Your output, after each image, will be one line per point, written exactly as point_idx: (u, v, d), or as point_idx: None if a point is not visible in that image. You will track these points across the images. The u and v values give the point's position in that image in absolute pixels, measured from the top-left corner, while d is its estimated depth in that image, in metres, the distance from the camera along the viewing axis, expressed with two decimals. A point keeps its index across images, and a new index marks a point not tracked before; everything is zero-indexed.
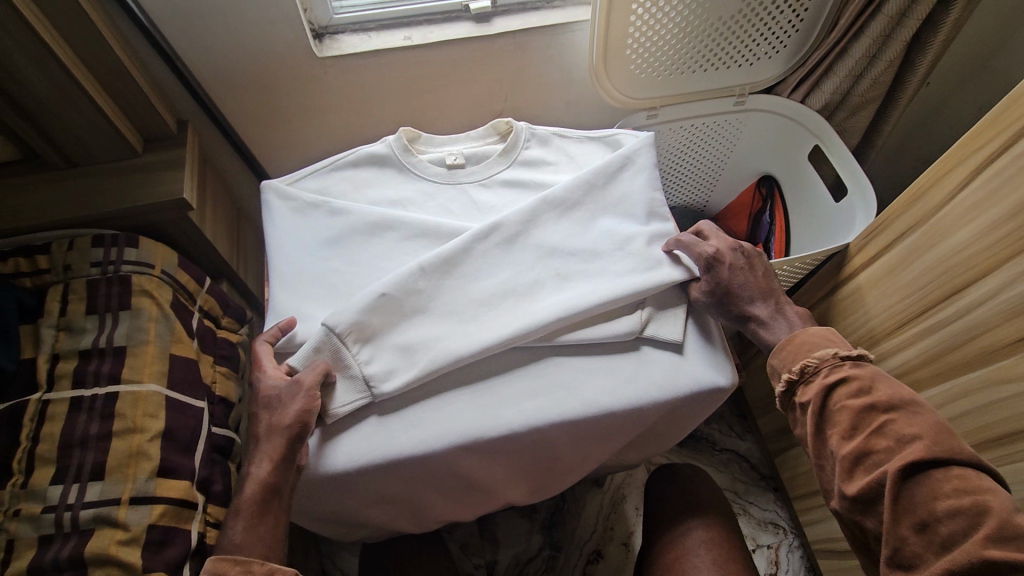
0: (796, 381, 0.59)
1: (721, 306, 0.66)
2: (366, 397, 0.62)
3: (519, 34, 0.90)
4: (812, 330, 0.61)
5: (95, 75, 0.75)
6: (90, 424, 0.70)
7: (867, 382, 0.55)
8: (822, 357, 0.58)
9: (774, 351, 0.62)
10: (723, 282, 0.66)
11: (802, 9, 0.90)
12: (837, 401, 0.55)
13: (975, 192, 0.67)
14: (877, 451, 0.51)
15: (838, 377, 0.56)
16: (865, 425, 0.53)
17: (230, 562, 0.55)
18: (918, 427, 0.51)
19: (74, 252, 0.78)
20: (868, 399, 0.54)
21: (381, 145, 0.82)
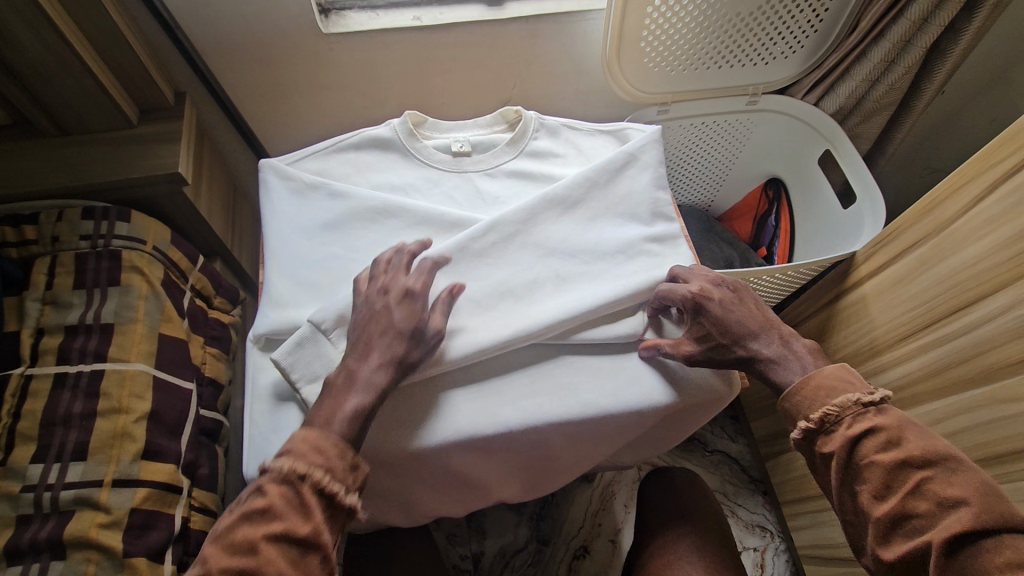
0: (816, 431, 0.55)
1: (713, 353, 0.60)
2: None
3: (533, 20, 0.87)
4: (828, 371, 0.57)
5: (91, 40, 0.72)
6: (74, 402, 0.68)
7: (894, 433, 0.51)
8: (842, 405, 0.54)
9: (786, 396, 0.57)
10: (719, 330, 0.60)
11: (823, 9, 0.88)
12: (865, 456, 0.52)
13: (992, 207, 0.66)
14: (918, 514, 0.48)
15: (864, 428, 0.52)
16: (900, 483, 0.50)
17: (323, 440, 0.50)
18: (961, 488, 0.48)
19: (62, 223, 0.76)
20: (898, 453, 0.50)
21: (385, 128, 0.80)
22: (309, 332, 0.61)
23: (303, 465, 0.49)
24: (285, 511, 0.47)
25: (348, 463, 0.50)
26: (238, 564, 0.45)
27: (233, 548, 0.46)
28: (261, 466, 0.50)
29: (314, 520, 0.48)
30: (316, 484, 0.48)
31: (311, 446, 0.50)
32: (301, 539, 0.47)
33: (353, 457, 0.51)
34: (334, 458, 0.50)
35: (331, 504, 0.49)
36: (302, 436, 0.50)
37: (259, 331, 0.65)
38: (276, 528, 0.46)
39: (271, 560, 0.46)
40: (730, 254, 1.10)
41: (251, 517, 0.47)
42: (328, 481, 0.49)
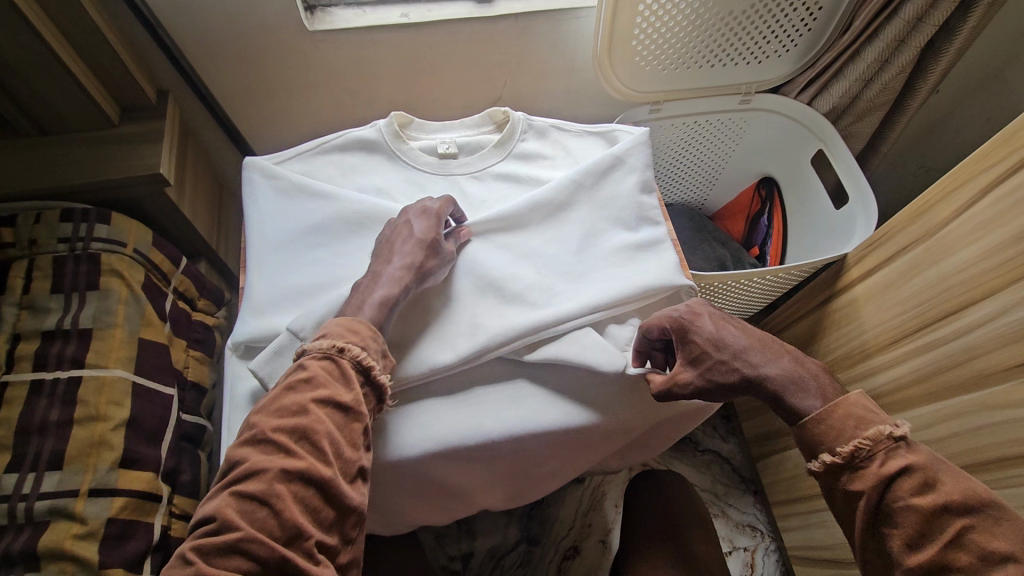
0: (845, 466, 0.51)
1: (717, 378, 0.56)
2: None
3: (522, 17, 0.86)
4: (854, 400, 0.52)
5: (68, 39, 0.71)
6: (51, 409, 0.67)
7: (930, 474, 0.48)
8: (875, 440, 0.50)
9: (810, 423, 0.53)
10: (715, 348, 0.57)
11: (815, 8, 0.87)
12: (900, 498, 0.48)
13: (984, 212, 0.65)
14: (957, 565, 0.46)
15: (900, 468, 0.49)
16: (939, 530, 0.47)
17: (353, 331, 0.53)
18: (1005, 540, 0.45)
19: (41, 226, 0.74)
20: (937, 498, 0.47)
21: (370, 130, 0.79)
22: (287, 340, 0.60)
23: (342, 340, 0.52)
24: (328, 380, 0.50)
25: (379, 345, 0.54)
26: (290, 422, 0.48)
27: (281, 413, 0.49)
28: (299, 348, 0.53)
29: (353, 389, 0.51)
30: (355, 358, 0.52)
31: (346, 328, 0.53)
32: (345, 404, 0.50)
33: (382, 341, 0.55)
34: (367, 339, 0.54)
35: (366, 380, 0.53)
36: (336, 321, 0.54)
37: (238, 338, 0.65)
38: (323, 393, 0.49)
39: (321, 420, 0.48)
40: (722, 254, 1.10)
41: (296, 387, 0.50)
42: (366, 355, 0.52)
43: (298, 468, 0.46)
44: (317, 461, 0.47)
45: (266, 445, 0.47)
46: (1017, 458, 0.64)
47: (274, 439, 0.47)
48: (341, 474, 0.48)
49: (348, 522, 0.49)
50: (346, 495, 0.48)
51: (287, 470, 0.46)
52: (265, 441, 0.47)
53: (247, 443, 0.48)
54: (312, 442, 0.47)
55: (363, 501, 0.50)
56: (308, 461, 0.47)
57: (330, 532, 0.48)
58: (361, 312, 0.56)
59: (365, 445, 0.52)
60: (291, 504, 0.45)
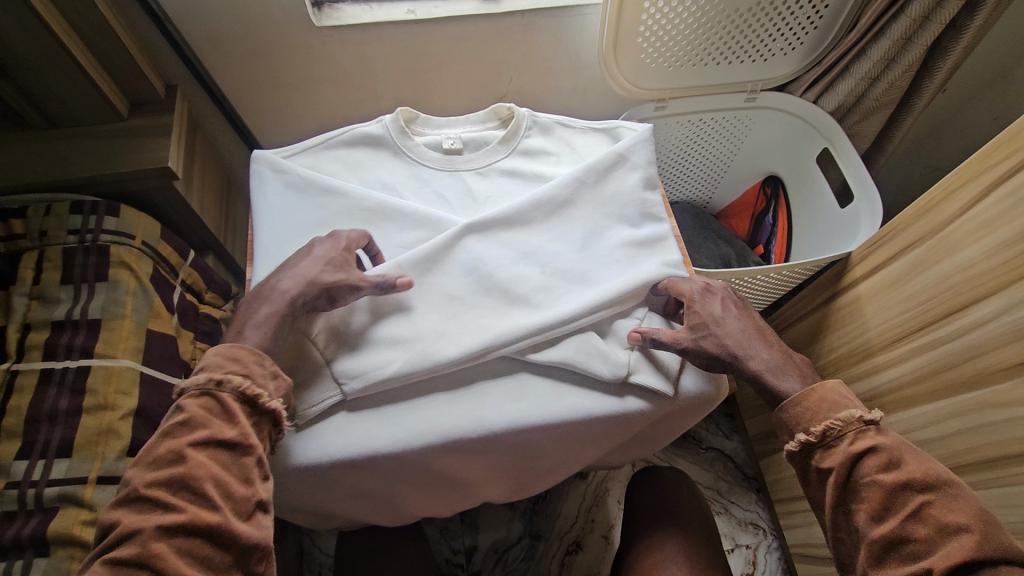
0: (816, 444, 0.54)
1: (709, 347, 0.59)
2: (337, 395, 0.60)
3: (527, 14, 0.86)
4: (829, 385, 0.56)
5: (79, 33, 0.71)
6: (60, 397, 0.68)
7: (895, 454, 0.51)
8: (846, 420, 0.53)
9: (786, 405, 0.56)
10: (716, 322, 0.60)
11: (822, 6, 0.87)
12: (866, 474, 0.51)
13: (988, 210, 0.65)
14: (916, 538, 0.49)
15: (867, 446, 0.52)
16: (900, 505, 0.50)
17: (232, 359, 0.53)
18: (961, 514, 0.48)
19: (50, 218, 0.75)
20: (900, 475, 0.50)
21: (377, 126, 0.79)
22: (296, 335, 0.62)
23: (219, 373, 0.52)
24: (207, 419, 0.51)
25: (263, 370, 0.55)
26: (168, 474, 0.48)
27: (157, 466, 0.49)
28: (178, 388, 0.53)
29: (237, 423, 0.51)
30: (235, 390, 0.52)
31: (226, 357, 0.53)
32: (229, 442, 0.50)
33: (268, 365, 0.55)
34: (251, 366, 0.54)
35: (254, 409, 0.53)
36: (216, 351, 0.54)
37: None
38: (202, 435, 0.50)
39: (200, 464, 0.49)
40: (727, 252, 1.10)
41: (173, 433, 0.50)
42: (246, 383, 0.53)
43: (179, 521, 0.46)
44: (201, 509, 0.48)
45: (142, 503, 0.48)
46: (1020, 456, 0.64)
47: (149, 493, 0.47)
48: (234, 514, 0.49)
49: (252, 559, 0.50)
50: (242, 535, 0.48)
51: (166, 526, 0.46)
52: (140, 498, 0.48)
53: (122, 503, 0.48)
54: (194, 489, 0.48)
55: (266, 535, 0.51)
56: (192, 509, 0.47)
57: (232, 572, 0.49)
58: (245, 338, 0.56)
59: (262, 475, 0.52)
60: (175, 560, 0.46)
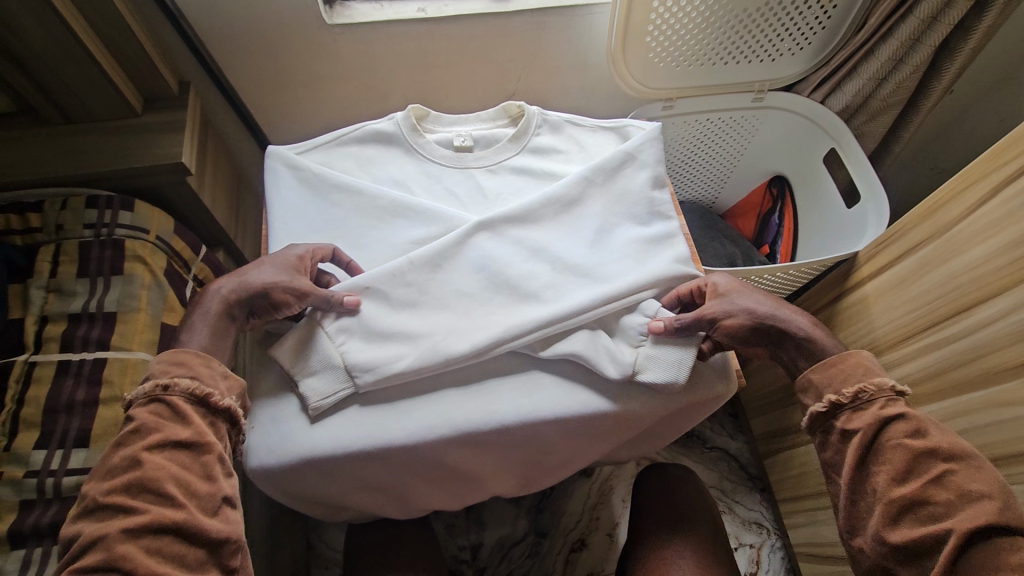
0: (844, 406, 0.56)
1: (749, 305, 0.61)
2: (349, 388, 0.61)
3: (537, 13, 0.87)
4: (864, 355, 0.58)
5: (96, 29, 0.72)
6: (77, 389, 0.69)
7: (923, 423, 0.53)
8: (878, 386, 0.55)
9: (818, 367, 0.58)
10: (741, 296, 0.62)
11: (830, 6, 0.87)
12: (893, 437, 0.53)
13: (996, 209, 0.66)
14: (936, 502, 0.50)
15: (898, 412, 0.54)
16: (922, 470, 0.52)
17: (176, 364, 0.55)
18: (983, 483, 0.50)
19: (67, 211, 0.76)
20: (927, 442, 0.52)
21: (388, 123, 0.80)
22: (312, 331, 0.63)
23: (165, 379, 0.54)
24: (159, 423, 0.52)
25: (210, 370, 0.56)
26: (124, 480, 0.49)
27: (113, 474, 0.50)
28: (126, 400, 0.54)
29: (190, 422, 0.52)
30: (184, 391, 0.53)
31: (171, 363, 0.55)
32: (184, 441, 0.51)
33: (215, 366, 0.56)
34: (198, 368, 0.55)
35: (207, 408, 0.54)
36: (161, 358, 0.55)
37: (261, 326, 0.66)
38: (156, 437, 0.51)
39: (158, 466, 0.50)
40: (733, 252, 1.10)
41: (127, 441, 0.51)
42: (195, 384, 0.54)
43: (144, 522, 0.47)
44: (164, 509, 0.48)
45: (102, 511, 0.48)
46: None
47: (108, 501, 0.48)
48: (200, 510, 0.50)
49: (225, 551, 0.50)
50: (209, 529, 0.49)
51: (130, 528, 0.47)
52: (101, 508, 0.48)
53: (82, 516, 0.49)
54: (155, 489, 0.49)
55: (236, 528, 0.51)
56: (155, 508, 0.48)
57: (207, 568, 0.49)
58: (183, 342, 0.57)
59: (225, 472, 0.53)
60: (145, 559, 0.46)
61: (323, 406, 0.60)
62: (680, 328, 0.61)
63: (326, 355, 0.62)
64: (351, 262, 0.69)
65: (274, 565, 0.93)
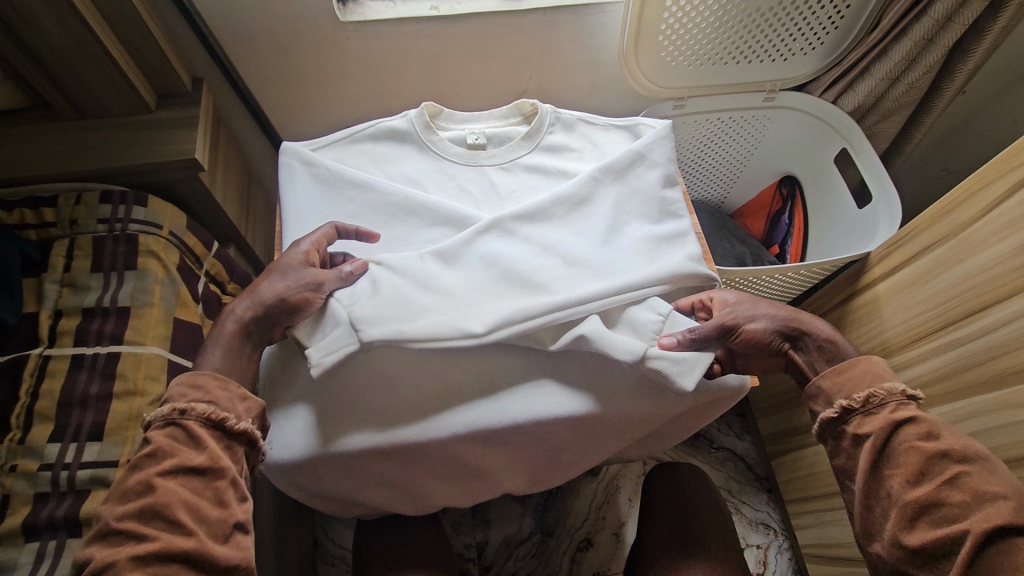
0: (855, 410, 0.56)
1: (764, 310, 0.63)
2: (354, 343, 0.59)
3: (549, 11, 0.87)
4: (874, 360, 0.59)
5: (110, 25, 0.73)
6: (91, 382, 0.69)
7: (935, 426, 0.53)
8: (889, 390, 0.55)
9: (828, 374, 0.59)
10: (750, 299, 0.64)
11: (844, 6, 0.87)
12: (905, 440, 0.53)
13: (1011, 210, 0.66)
14: (951, 504, 0.50)
15: (909, 415, 0.54)
16: (936, 472, 0.51)
17: (193, 387, 0.55)
18: (998, 485, 0.49)
19: (81, 207, 0.77)
20: (939, 445, 0.52)
21: (402, 120, 0.80)
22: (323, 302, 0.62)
23: (183, 403, 0.53)
24: (174, 447, 0.51)
25: (226, 395, 0.55)
26: (137, 505, 0.49)
27: (127, 497, 0.49)
28: (143, 421, 0.54)
29: (204, 447, 0.52)
30: (200, 416, 0.53)
31: (188, 386, 0.55)
32: (198, 467, 0.51)
33: (231, 389, 0.56)
34: (215, 392, 0.55)
35: (222, 432, 0.54)
36: (179, 381, 0.55)
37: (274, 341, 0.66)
38: (170, 462, 0.50)
39: (170, 491, 0.49)
40: (741, 251, 1.10)
41: (140, 464, 0.51)
42: (211, 408, 0.53)
43: (154, 549, 0.47)
44: (175, 536, 0.48)
45: (114, 536, 0.48)
46: None
47: (120, 527, 0.48)
48: (210, 537, 0.49)
49: None
50: (219, 556, 0.48)
51: (139, 555, 0.46)
52: (112, 533, 0.48)
53: (94, 540, 0.48)
54: (166, 516, 0.48)
55: (246, 555, 0.51)
56: (166, 535, 0.48)
57: None
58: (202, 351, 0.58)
59: (238, 497, 0.52)
60: None
61: (326, 362, 0.58)
62: (694, 338, 0.60)
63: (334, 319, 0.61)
64: (358, 229, 0.69)
65: (281, 562, 0.93)
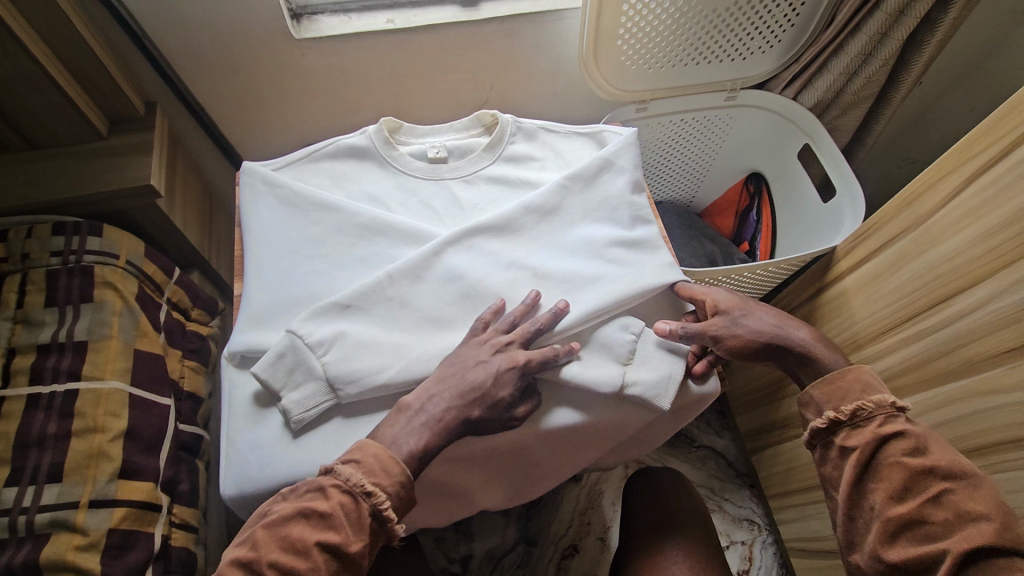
0: (844, 422, 0.57)
1: (754, 326, 0.64)
2: (332, 400, 0.60)
3: (507, 20, 0.87)
4: (867, 371, 0.59)
5: (56, 51, 0.71)
6: (48, 422, 0.67)
7: (923, 441, 0.54)
8: (878, 403, 0.56)
9: (819, 383, 0.60)
10: (745, 312, 0.64)
11: (798, 4, 0.88)
12: (891, 456, 0.54)
13: (970, 198, 0.67)
14: (934, 522, 0.51)
15: (897, 429, 0.54)
16: (920, 488, 0.52)
17: (382, 472, 0.51)
18: (982, 504, 0.50)
19: (33, 240, 0.74)
20: (925, 461, 0.52)
21: (361, 137, 0.79)
22: (287, 343, 0.62)
23: (369, 484, 0.50)
24: (341, 525, 0.49)
25: (407, 489, 0.52)
26: (285, 567, 0.47)
27: (281, 547, 0.48)
28: (329, 470, 0.51)
29: (364, 538, 0.50)
30: (376, 506, 0.50)
31: (379, 466, 0.51)
32: (347, 556, 0.49)
33: (412, 484, 0.53)
34: (396, 483, 0.51)
35: (379, 524, 0.51)
36: (376, 453, 0.52)
37: (234, 349, 0.64)
38: (331, 540, 0.48)
39: (316, 568, 0.48)
40: (712, 250, 1.11)
41: (310, 519, 0.49)
42: (388, 506, 0.51)
43: None
44: None
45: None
46: (1011, 442, 0.65)
47: None
48: None
49: None
50: None
51: None
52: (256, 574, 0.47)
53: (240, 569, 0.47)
54: None
55: None
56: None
57: None
58: None
59: None
60: None
61: (307, 418, 0.59)
62: (684, 334, 0.63)
63: (310, 368, 0.60)
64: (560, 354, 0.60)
65: None
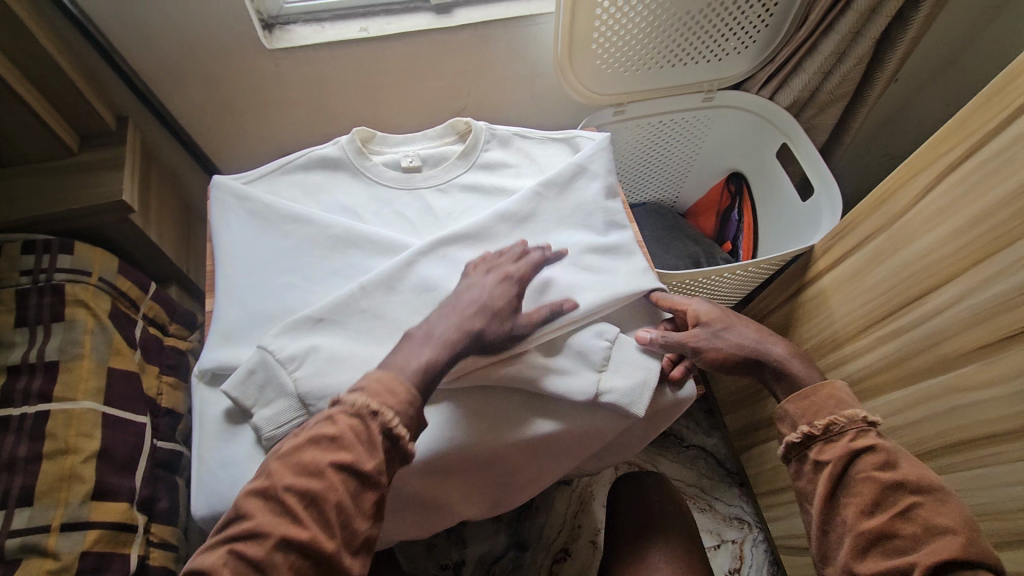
0: (817, 437, 0.57)
1: (731, 341, 0.63)
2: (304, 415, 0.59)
3: (481, 26, 0.86)
4: (841, 386, 0.59)
5: (21, 68, 0.70)
6: (19, 445, 0.66)
7: (893, 455, 0.54)
8: (850, 417, 0.56)
9: (793, 398, 0.60)
10: (726, 326, 0.64)
11: (771, 4, 0.88)
12: (862, 470, 0.54)
13: (942, 196, 0.67)
14: (903, 536, 0.51)
15: (868, 444, 0.54)
16: (890, 503, 0.52)
17: (388, 390, 0.50)
18: (949, 518, 0.50)
19: (3, 259, 0.74)
20: (894, 475, 0.53)
21: (334, 148, 0.79)
22: (258, 359, 0.61)
23: (375, 403, 0.49)
24: (354, 442, 0.47)
25: (416, 408, 0.50)
26: (303, 487, 0.45)
27: (296, 472, 0.46)
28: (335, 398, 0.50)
29: (379, 456, 0.48)
30: (387, 425, 0.48)
31: (384, 386, 0.50)
32: (365, 473, 0.47)
33: (420, 402, 0.51)
34: (404, 399, 0.50)
35: (394, 444, 0.49)
36: (379, 376, 0.50)
37: (205, 366, 0.64)
38: (344, 459, 0.47)
39: (335, 487, 0.46)
40: (694, 251, 1.11)
41: (321, 444, 0.47)
42: (399, 421, 0.49)
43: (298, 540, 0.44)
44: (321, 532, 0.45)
45: (275, 505, 0.46)
46: (987, 438, 0.65)
47: (283, 500, 0.45)
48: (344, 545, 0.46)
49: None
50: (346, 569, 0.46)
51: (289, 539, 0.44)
52: (274, 500, 0.46)
53: (257, 496, 0.46)
54: (321, 511, 0.45)
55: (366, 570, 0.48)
56: (316, 535, 0.45)
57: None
58: None
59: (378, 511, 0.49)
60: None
61: (277, 435, 0.59)
62: (665, 343, 0.63)
63: (281, 384, 0.60)
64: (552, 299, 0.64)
65: None
